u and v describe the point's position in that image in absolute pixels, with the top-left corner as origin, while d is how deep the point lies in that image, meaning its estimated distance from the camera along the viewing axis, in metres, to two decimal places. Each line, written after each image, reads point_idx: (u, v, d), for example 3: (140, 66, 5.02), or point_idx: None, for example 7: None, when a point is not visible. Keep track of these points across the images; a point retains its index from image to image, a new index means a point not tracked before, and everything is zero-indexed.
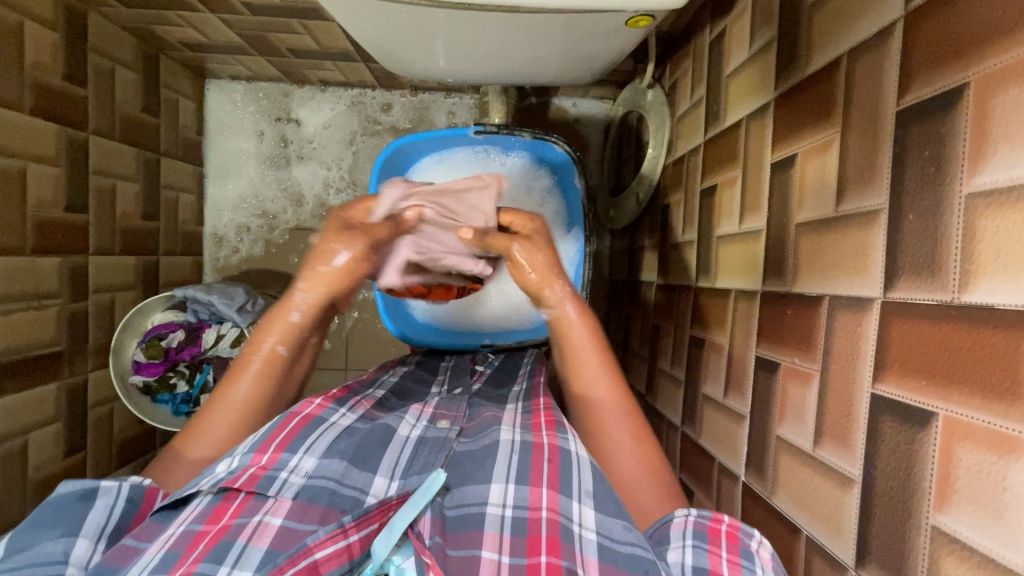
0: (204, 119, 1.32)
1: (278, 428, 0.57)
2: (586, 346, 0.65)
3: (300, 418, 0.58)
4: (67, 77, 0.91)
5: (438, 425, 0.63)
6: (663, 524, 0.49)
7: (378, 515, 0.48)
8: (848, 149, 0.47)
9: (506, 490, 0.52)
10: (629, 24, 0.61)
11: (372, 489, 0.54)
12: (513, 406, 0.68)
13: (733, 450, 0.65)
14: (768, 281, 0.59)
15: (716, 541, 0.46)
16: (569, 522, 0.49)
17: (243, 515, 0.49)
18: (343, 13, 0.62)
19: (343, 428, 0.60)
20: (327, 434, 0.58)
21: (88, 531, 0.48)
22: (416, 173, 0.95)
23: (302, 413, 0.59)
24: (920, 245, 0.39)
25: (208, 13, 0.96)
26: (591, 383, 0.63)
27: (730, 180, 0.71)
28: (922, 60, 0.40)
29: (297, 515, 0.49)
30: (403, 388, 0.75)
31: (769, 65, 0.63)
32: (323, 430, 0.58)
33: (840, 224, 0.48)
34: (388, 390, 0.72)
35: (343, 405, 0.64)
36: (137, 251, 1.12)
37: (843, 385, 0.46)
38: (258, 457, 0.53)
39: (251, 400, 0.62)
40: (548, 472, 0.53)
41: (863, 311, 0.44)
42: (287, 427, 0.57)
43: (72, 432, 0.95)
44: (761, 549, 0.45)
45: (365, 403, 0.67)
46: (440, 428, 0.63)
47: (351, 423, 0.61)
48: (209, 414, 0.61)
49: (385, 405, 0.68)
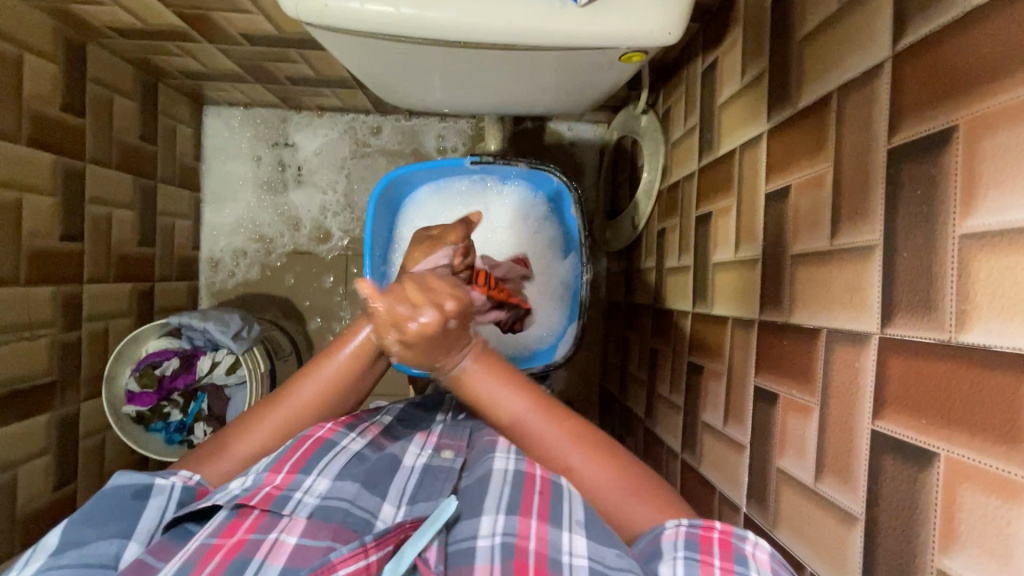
0: (202, 145, 1.32)
1: (292, 449, 0.55)
2: (529, 415, 0.54)
3: (312, 441, 0.56)
4: (64, 107, 0.92)
5: (441, 455, 0.61)
6: (654, 536, 0.49)
7: (392, 537, 0.48)
8: (840, 186, 0.48)
9: (496, 520, 0.52)
10: (623, 59, 0.62)
11: (382, 514, 0.54)
12: None
13: (734, 481, 0.65)
14: (764, 310, 0.60)
15: (707, 549, 0.46)
16: (558, 553, 0.49)
17: (259, 530, 0.49)
18: (342, 51, 0.63)
19: (354, 453, 0.58)
20: (339, 458, 0.56)
21: (138, 535, 0.49)
22: (412, 203, 0.95)
23: (314, 436, 0.56)
24: (914, 282, 0.39)
25: (206, 43, 0.97)
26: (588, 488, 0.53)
27: (724, 209, 0.72)
28: (911, 101, 0.41)
29: (312, 532, 0.49)
30: (409, 414, 0.72)
31: (761, 96, 0.63)
32: (335, 454, 0.56)
33: (835, 259, 0.48)
34: (394, 416, 0.70)
35: (354, 429, 0.61)
36: (133, 279, 1.11)
37: (843, 419, 0.46)
38: (273, 476, 0.53)
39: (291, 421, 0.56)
40: (539, 502, 0.53)
41: (861, 346, 0.44)
42: (301, 449, 0.55)
43: (63, 463, 0.93)
44: (756, 551, 0.46)
45: (374, 428, 0.64)
46: (444, 458, 0.61)
47: (362, 447, 0.59)
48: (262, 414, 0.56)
49: (392, 433, 0.66)
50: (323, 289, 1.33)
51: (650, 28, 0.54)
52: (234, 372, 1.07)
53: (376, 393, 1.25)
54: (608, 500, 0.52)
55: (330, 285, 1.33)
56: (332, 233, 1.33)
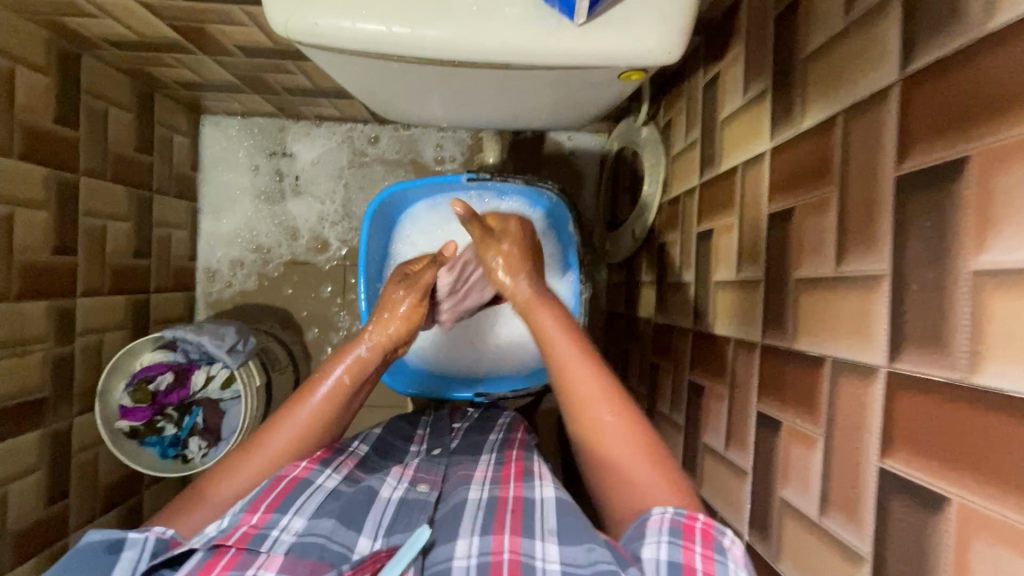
0: (199, 155, 1.31)
1: (267, 489, 0.55)
2: (572, 352, 0.62)
3: (288, 480, 0.56)
4: (58, 120, 0.91)
5: (418, 488, 0.60)
6: (640, 521, 0.49)
7: (369, 565, 0.48)
8: (846, 212, 0.46)
9: (471, 541, 0.51)
10: (622, 77, 0.60)
11: (359, 547, 0.52)
12: (487, 458, 0.67)
13: (736, 507, 0.63)
14: (767, 334, 0.58)
15: (690, 537, 0.46)
16: (530, 559, 0.48)
17: (236, 568, 0.47)
18: (336, 69, 0.62)
19: (330, 491, 0.57)
20: (315, 496, 0.56)
21: None
22: (408, 219, 0.94)
23: (290, 475, 0.57)
24: (925, 317, 0.38)
25: (202, 55, 0.96)
26: (607, 435, 0.57)
27: (726, 227, 0.71)
28: (920, 128, 0.39)
29: (290, 568, 0.48)
30: (384, 443, 0.72)
31: (764, 114, 0.62)
32: (310, 492, 0.56)
33: (840, 286, 0.47)
34: (371, 446, 0.70)
35: (329, 465, 0.60)
36: (128, 291, 1.10)
37: (849, 454, 0.44)
38: (249, 516, 0.52)
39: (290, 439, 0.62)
40: (511, 520, 0.53)
41: (868, 380, 0.42)
42: (276, 489, 0.55)
43: (55, 480, 0.92)
44: (733, 546, 0.46)
45: (350, 461, 0.63)
46: (420, 491, 0.60)
47: (337, 484, 0.58)
48: (267, 432, 0.62)
49: (367, 465, 0.66)
50: (321, 300, 1.32)
51: (650, 47, 0.53)
52: (229, 387, 1.08)
53: (374, 406, 1.23)
54: (619, 452, 0.56)
55: (328, 295, 1.32)
56: (329, 243, 1.32)
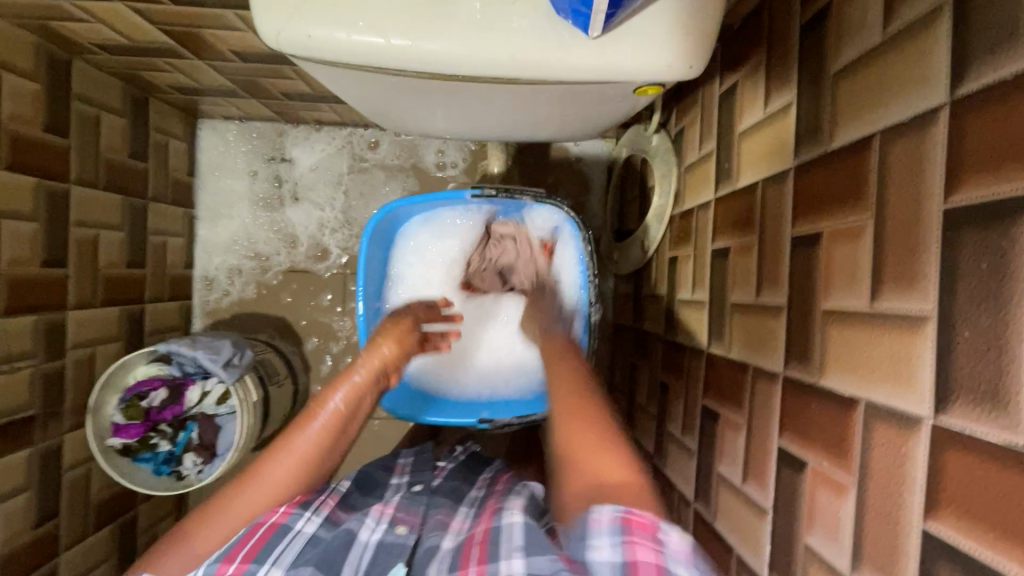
0: (196, 160, 1.28)
1: (244, 539, 0.55)
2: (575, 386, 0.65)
3: (265, 527, 0.57)
4: (48, 127, 0.88)
5: (396, 530, 0.61)
6: (586, 521, 0.48)
7: None
8: (883, 244, 0.43)
9: None
10: (637, 91, 0.57)
11: None
12: (467, 508, 0.68)
13: (754, 546, 0.59)
14: (790, 366, 0.55)
15: (635, 533, 0.45)
16: None
17: None
18: (332, 82, 0.58)
19: (309, 537, 0.57)
20: (294, 544, 0.56)
21: None
22: (410, 234, 0.92)
23: (268, 522, 0.57)
24: (979, 371, 0.34)
25: (197, 60, 0.93)
26: (590, 451, 0.57)
27: (743, 246, 0.67)
28: (974, 158, 0.35)
29: None
30: (365, 478, 0.74)
31: (787, 130, 0.58)
32: (290, 539, 0.56)
33: (875, 324, 0.43)
34: (352, 483, 0.71)
35: (309, 507, 0.61)
36: (122, 302, 1.07)
37: (885, 508, 0.41)
38: (224, 567, 0.53)
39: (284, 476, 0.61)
40: (477, 552, 0.54)
41: (910, 432, 0.39)
42: (252, 538, 0.55)
43: (46, 499, 0.89)
44: (676, 538, 0.45)
45: (330, 500, 0.64)
46: (399, 533, 0.61)
47: (316, 529, 0.59)
48: (267, 461, 0.61)
49: (348, 502, 0.67)
50: (321, 309, 1.29)
51: (669, 61, 0.49)
52: (224, 402, 1.05)
53: (373, 419, 1.20)
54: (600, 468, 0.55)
55: (328, 303, 1.29)
56: (329, 251, 1.29)
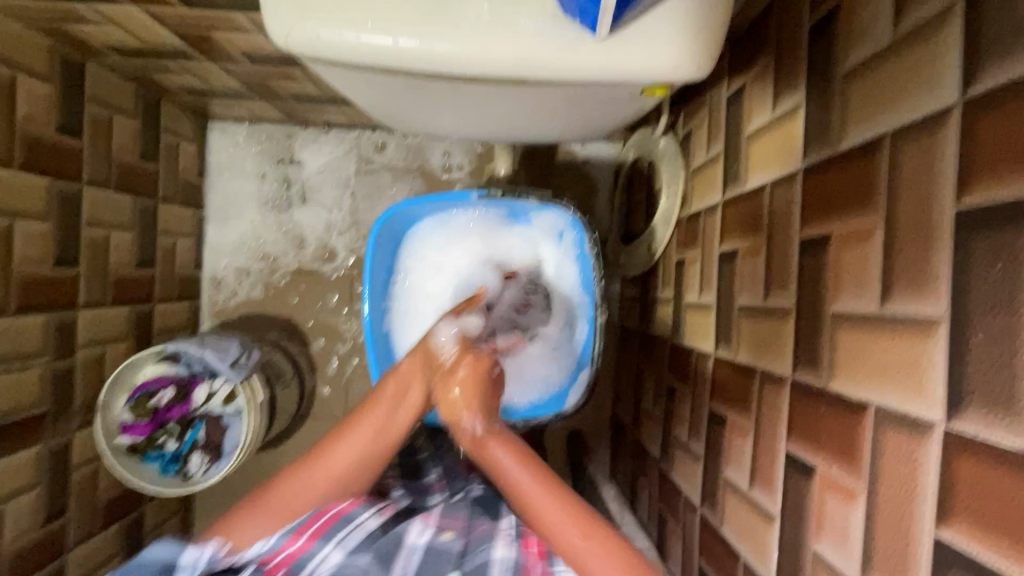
0: (206, 162, 1.29)
1: (313, 518, 0.62)
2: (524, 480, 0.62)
3: (332, 514, 0.62)
4: (61, 128, 0.89)
5: (442, 537, 0.64)
6: None
7: None
8: (893, 246, 0.42)
9: None
10: (645, 92, 0.56)
11: None
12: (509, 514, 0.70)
13: (761, 552, 0.59)
14: (797, 370, 0.54)
15: None
16: None
17: None
18: (340, 83, 0.59)
19: (369, 531, 0.62)
20: (354, 533, 0.61)
21: None
22: (416, 235, 0.91)
23: (333, 510, 0.63)
24: (992, 374, 0.33)
25: (208, 62, 0.94)
26: (582, 550, 0.57)
27: (751, 249, 0.66)
28: (986, 158, 0.35)
29: None
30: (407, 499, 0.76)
31: (795, 132, 0.58)
32: (351, 528, 0.61)
33: (886, 327, 0.42)
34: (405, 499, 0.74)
35: (372, 505, 0.66)
36: (131, 301, 1.08)
37: (895, 515, 0.40)
38: (293, 540, 0.60)
39: (351, 453, 0.64)
40: None
41: (921, 436, 0.38)
42: (320, 518, 0.62)
43: (54, 496, 0.90)
44: None
45: (390, 506, 0.68)
46: (444, 540, 0.63)
47: (376, 525, 0.63)
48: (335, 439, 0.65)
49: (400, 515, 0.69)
50: (327, 309, 1.29)
51: (677, 62, 0.49)
52: (231, 402, 1.04)
53: None
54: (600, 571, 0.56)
55: (335, 304, 1.29)
56: (336, 253, 1.29)
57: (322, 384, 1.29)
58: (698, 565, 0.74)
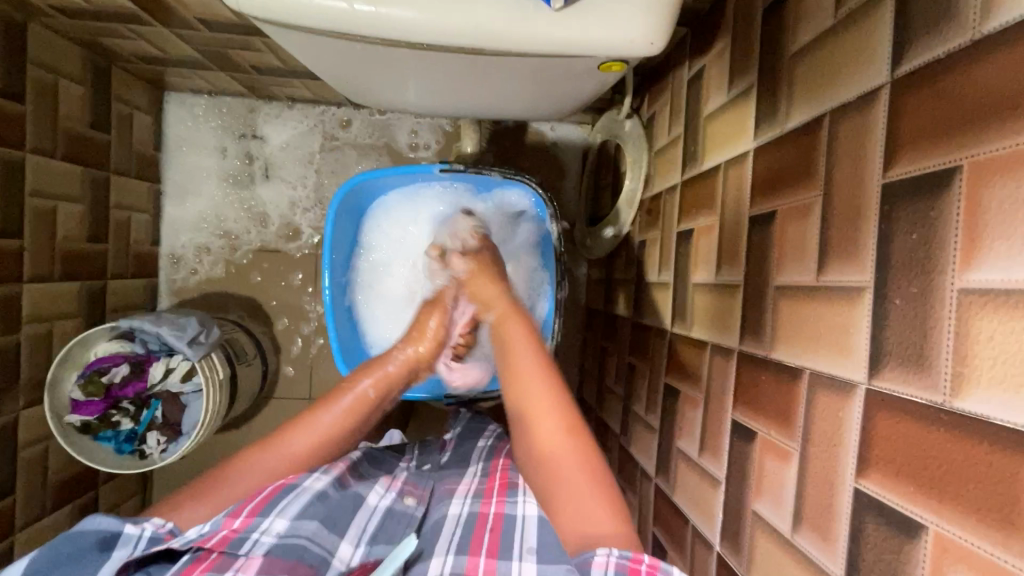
0: (163, 134, 1.25)
1: (252, 496, 0.59)
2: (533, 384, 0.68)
3: (274, 486, 0.60)
4: (1, 92, 0.84)
5: (404, 500, 0.65)
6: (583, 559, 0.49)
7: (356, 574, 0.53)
8: (829, 219, 0.44)
9: (446, 559, 0.55)
10: (604, 68, 0.57)
11: (339, 553, 0.57)
12: (473, 471, 0.70)
13: (707, 516, 0.62)
14: (744, 341, 0.57)
15: None
16: None
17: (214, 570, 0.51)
18: (298, 48, 0.58)
19: (315, 492, 0.60)
20: (299, 498, 0.59)
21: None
22: (380, 208, 0.91)
23: (274, 482, 0.61)
24: (907, 336, 0.36)
25: (161, 27, 0.90)
26: (564, 465, 0.61)
27: (707, 227, 0.68)
28: (909, 133, 0.37)
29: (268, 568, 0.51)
30: (373, 454, 0.75)
31: (747, 112, 0.60)
32: (295, 494, 0.59)
33: (821, 297, 0.44)
34: (362, 455, 0.73)
35: (317, 469, 0.64)
36: (81, 277, 1.04)
37: (823, 472, 0.43)
38: (230, 521, 0.56)
39: (307, 449, 0.66)
40: (489, 539, 0.56)
41: (846, 396, 0.41)
42: (259, 496, 0.59)
43: (0, 477, 0.87)
44: None
45: (340, 465, 0.67)
46: (406, 504, 0.65)
47: (324, 486, 0.61)
48: (293, 430, 0.67)
49: (357, 469, 0.69)
50: (291, 289, 1.27)
51: (632, 37, 0.50)
52: (189, 379, 1.03)
53: None
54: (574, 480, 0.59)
55: (299, 283, 1.27)
56: (301, 231, 1.27)
57: (286, 364, 1.27)
58: (652, 533, 0.77)
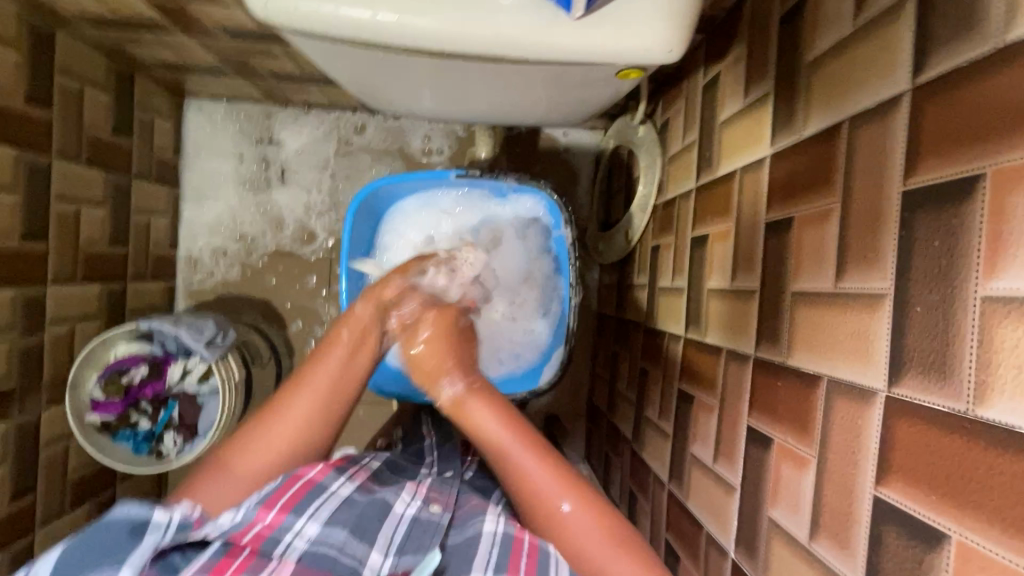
0: (182, 139, 1.27)
1: (283, 487, 0.59)
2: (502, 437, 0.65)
3: (302, 482, 0.60)
4: (29, 99, 0.87)
5: (430, 509, 0.63)
6: None
7: None
8: (848, 226, 0.44)
9: None
10: (620, 75, 0.58)
11: (369, 562, 0.57)
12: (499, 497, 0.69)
13: (722, 522, 0.61)
14: (760, 347, 0.56)
15: None
16: None
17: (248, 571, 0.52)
18: (320, 57, 0.59)
19: (343, 498, 0.60)
20: (329, 502, 0.59)
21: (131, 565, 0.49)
22: (396, 213, 0.93)
23: (305, 477, 0.61)
24: (928, 343, 0.36)
25: (184, 36, 0.92)
26: (565, 513, 0.60)
27: (722, 233, 0.68)
28: (930, 141, 0.37)
29: None
30: (395, 463, 0.75)
31: (764, 119, 0.60)
32: (325, 497, 0.60)
33: (840, 303, 0.44)
34: (383, 463, 0.73)
35: (343, 472, 0.64)
36: (102, 278, 1.06)
37: (842, 479, 0.43)
38: (263, 514, 0.57)
39: (302, 413, 0.65)
40: (525, 566, 0.55)
41: (865, 403, 0.41)
42: (291, 489, 0.59)
43: (23, 474, 0.89)
44: None
45: (362, 473, 0.66)
46: (432, 512, 0.63)
47: (350, 492, 0.62)
48: (283, 400, 0.66)
49: (380, 477, 0.69)
50: (306, 292, 1.29)
51: (650, 45, 0.50)
52: (207, 380, 1.04)
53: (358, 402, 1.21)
54: (580, 530, 0.59)
55: (313, 286, 1.29)
56: (315, 235, 1.28)
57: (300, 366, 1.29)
58: (665, 539, 0.77)
